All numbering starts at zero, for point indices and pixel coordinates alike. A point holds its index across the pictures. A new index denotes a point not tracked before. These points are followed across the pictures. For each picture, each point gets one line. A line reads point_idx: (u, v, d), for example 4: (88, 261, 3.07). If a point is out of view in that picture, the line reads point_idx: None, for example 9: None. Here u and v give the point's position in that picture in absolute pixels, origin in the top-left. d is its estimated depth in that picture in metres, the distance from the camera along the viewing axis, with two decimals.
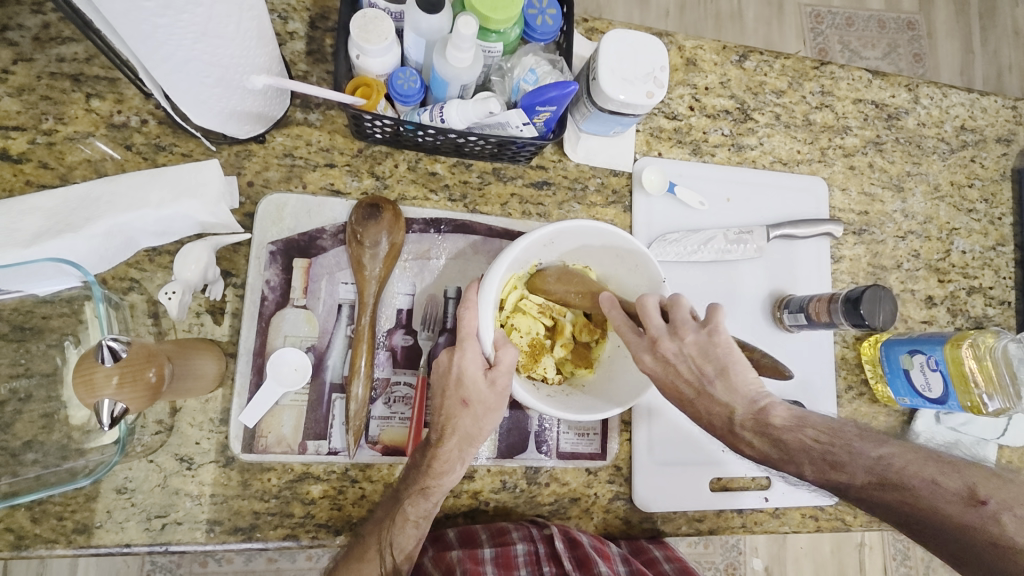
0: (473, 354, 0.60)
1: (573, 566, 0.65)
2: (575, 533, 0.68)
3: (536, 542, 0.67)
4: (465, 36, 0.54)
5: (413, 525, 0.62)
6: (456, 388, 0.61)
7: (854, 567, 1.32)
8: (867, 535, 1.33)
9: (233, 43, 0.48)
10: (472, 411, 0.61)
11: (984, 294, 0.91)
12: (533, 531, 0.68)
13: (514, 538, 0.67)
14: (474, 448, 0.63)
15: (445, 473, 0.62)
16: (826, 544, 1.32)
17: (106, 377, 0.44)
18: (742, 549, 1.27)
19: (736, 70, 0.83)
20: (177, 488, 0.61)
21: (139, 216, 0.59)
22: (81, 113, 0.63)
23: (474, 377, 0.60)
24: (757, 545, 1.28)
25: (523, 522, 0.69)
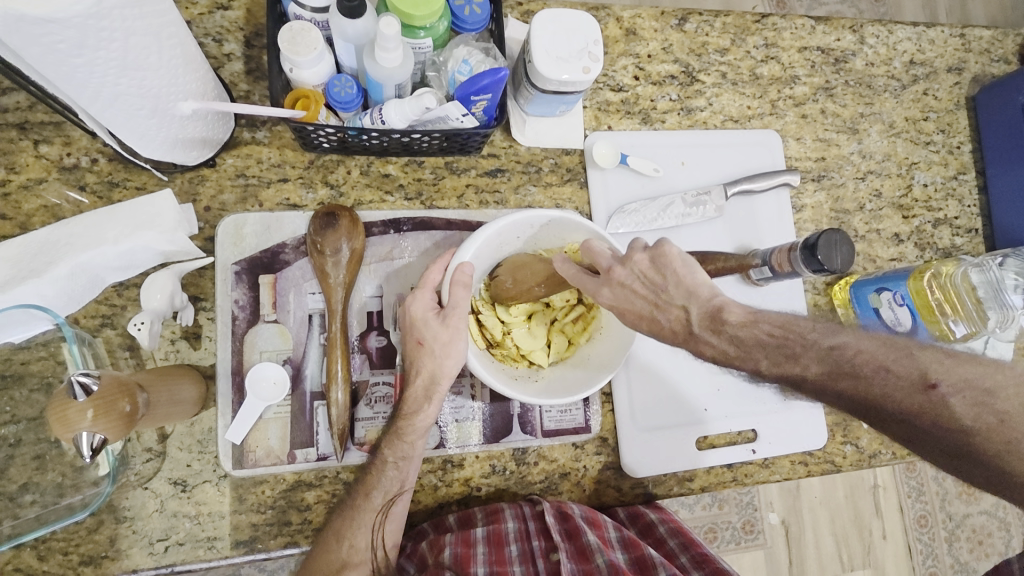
0: (422, 299, 0.63)
1: (562, 538, 0.67)
2: (567, 505, 0.70)
3: (527, 520, 0.69)
4: (389, 37, 0.55)
5: (393, 467, 0.64)
6: (411, 329, 0.64)
7: (870, 509, 1.31)
8: (880, 476, 1.32)
9: (158, 73, 0.49)
10: (429, 348, 0.63)
11: (951, 224, 0.92)
12: (525, 509, 0.69)
13: (506, 516, 0.69)
14: (441, 385, 0.64)
15: (414, 412, 0.64)
16: (839, 490, 1.31)
17: (80, 412, 0.46)
18: (758, 505, 1.27)
19: (677, 34, 0.83)
20: (174, 511, 0.63)
21: (100, 253, 0.60)
22: (31, 160, 0.64)
23: (426, 318, 0.63)
24: (772, 499, 1.28)
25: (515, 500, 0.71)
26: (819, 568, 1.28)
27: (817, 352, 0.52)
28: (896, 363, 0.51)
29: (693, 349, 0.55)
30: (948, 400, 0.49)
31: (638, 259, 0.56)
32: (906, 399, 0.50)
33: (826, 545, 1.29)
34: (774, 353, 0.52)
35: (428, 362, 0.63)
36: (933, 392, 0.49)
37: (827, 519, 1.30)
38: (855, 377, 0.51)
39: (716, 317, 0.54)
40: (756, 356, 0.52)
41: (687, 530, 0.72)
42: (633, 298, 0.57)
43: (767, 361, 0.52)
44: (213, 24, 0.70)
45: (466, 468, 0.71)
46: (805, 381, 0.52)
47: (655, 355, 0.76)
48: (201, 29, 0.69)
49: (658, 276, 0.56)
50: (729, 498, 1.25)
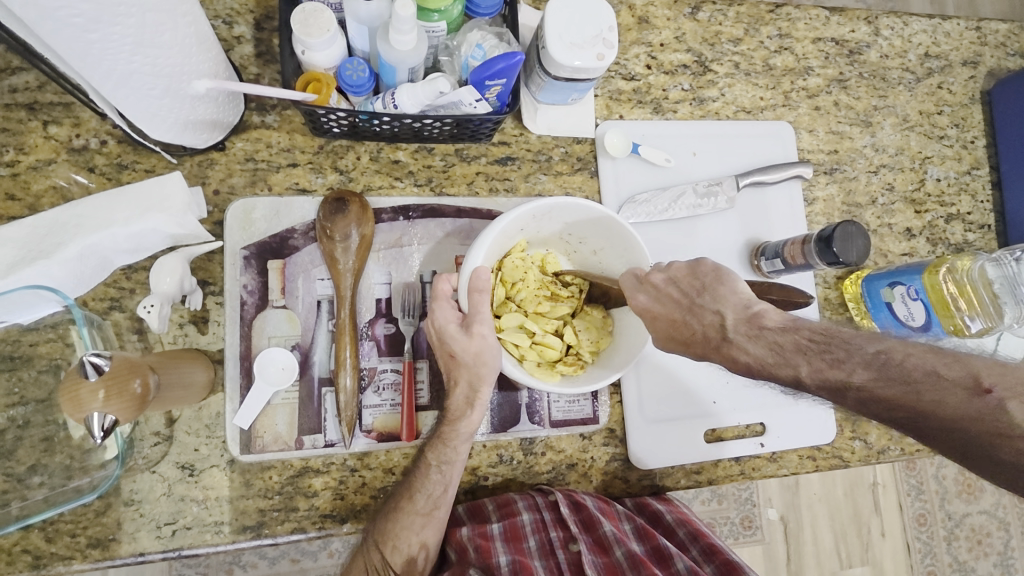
0: (445, 309, 0.62)
1: (579, 530, 0.67)
2: (580, 496, 0.69)
3: (541, 510, 0.68)
4: (403, 18, 0.55)
5: (438, 471, 0.64)
6: (441, 344, 0.63)
7: (870, 507, 1.31)
8: (880, 475, 1.32)
9: (173, 49, 0.49)
10: (463, 359, 0.63)
11: (963, 220, 0.91)
12: (538, 500, 0.69)
13: (519, 508, 0.68)
14: (481, 391, 0.64)
15: (458, 418, 0.64)
16: (839, 487, 1.31)
17: (92, 393, 0.45)
18: (756, 501, 1.26)
19: (690, 23, 0.83)
20: (182, 495, 0.63)
21: (109, 235, 0.60)
22: (40, 141, 0.64)
23: (450, 330, 0.62)
24: (771, 495, 1.27)
25: (527, 491, 0.71)
26: (816, 566, 1.28)
27: (864, 357, 0.48)
28: (947, 367, 0.46)
29: (727, 354, 0.54)
30: (1008, 407, 0.44)
31: (676, 269, 0.59)
32: (963, 408, 0.45)
33: (825, 541, 1.29)
34: (817, 360, 0.49)
35: (465, 373, 0.63)
36: (990, 397, 0.44)
37: (826, 516, 1.30)
38: (907, 384, 0.47)
39: (755, 321, 0.53)
40: (797, 361, 0.50)
41: (693, 519, 0.72)
42: (665, 300, 0.58)
43: (807, 366, 0.49)
44: (224, 6, 0.69)
45: (473, 457, 0.71)
46: (851, 389, 0.48)
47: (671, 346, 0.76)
48: (212, 11, 0.69)
49: (698, 283, 0.58)
50: (730, 493, 1.26)
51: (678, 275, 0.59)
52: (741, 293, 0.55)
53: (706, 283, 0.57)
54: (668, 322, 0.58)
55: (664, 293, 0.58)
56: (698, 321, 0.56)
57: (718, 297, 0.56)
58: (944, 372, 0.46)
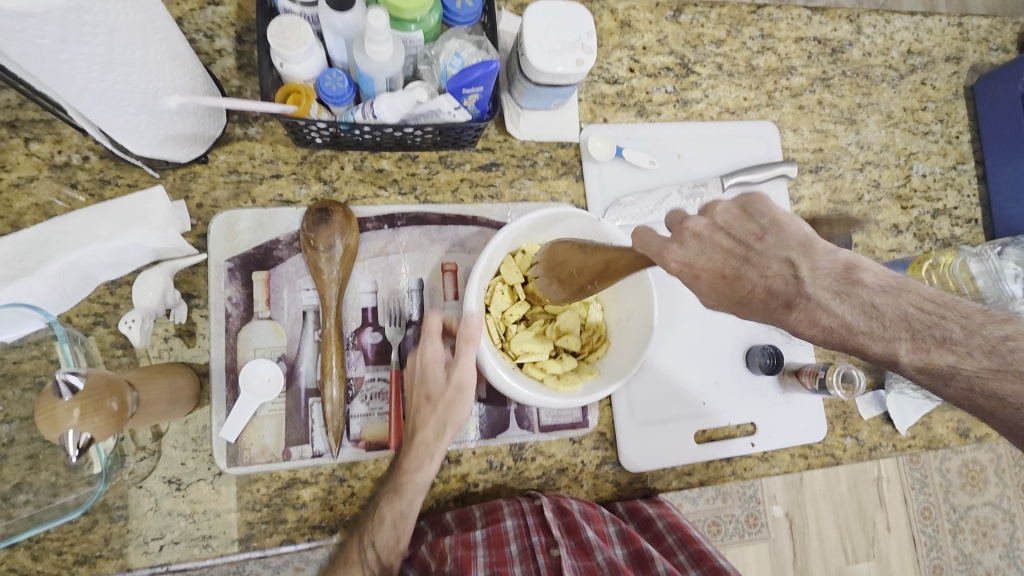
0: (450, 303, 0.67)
1: (562, 533, 0.66)
2: (566, 501, 0.69)
3: (526, 515, 0.68)
4: (379, 30, 0.55)
5: (424, 464, 0.63)
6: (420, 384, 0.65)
7: (874, 502, 1.26)
8: (884, 470, 1.27)
9: (146, 68, 0.49)
10: (435, 403, 0.64)
11: (950, 214, 0.91)
12: (524, 505, 0.69)
13: (505, 513, 0.68)
14: (445, 441, 0.63)
15: (416, 466, 0.63)
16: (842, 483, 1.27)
17: (68, 411, 0.45)
18: (761, 499, 1.22)
19: (672, 26, 0.83)
20: (169, 509, 0.62)
21: (91, 251, 0.59)
22: (22, 159, 0.64)
23: (432, 369, 0.65)
24: (775, 492, 1.24)
25: (513, 497, 0.71)
26: (821, 564, 1.26)
27: (984, 342, 0.40)
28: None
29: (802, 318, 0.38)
30: None
31: (723, 210, 0.42)
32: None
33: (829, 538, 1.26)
34: (925, 334, 0.39)
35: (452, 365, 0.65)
36: None
37: (830, 511, 1.26)
38: (1022, 377, 0.40)
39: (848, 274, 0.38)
40: (901, 335, 0.38)
41: (684, 525, 0.71)
42: (711, 253, 0.40)
43: (911, 345, 0.38)
44: (205, 20, 0.69)
45: (463, 464, 0.71)
46: (958, 377, 0.40)
47: (660, 348, 0.76)
48: (193, 25, 0.69)
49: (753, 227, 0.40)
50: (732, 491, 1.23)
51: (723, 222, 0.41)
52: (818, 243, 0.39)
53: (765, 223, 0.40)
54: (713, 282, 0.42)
55: (710, 243, 0.41)
56: (756, 276, 0.39)
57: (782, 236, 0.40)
58: None
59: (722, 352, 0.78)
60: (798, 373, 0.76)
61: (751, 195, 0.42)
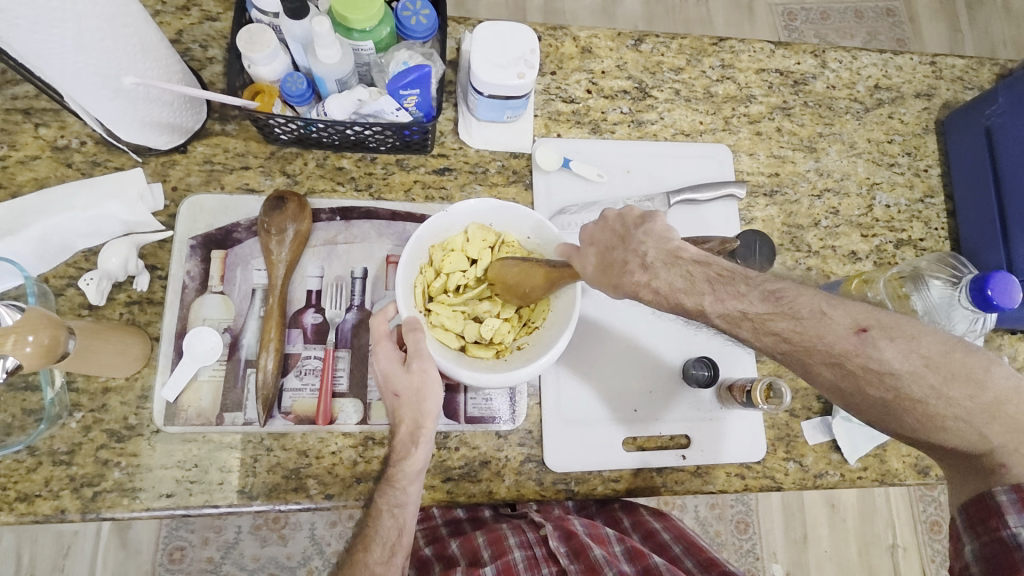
0: (383, 357, 0.66)
1: (570, 559, 0.73)
2: (569, 523, 0.76)
3: (533, 546, 0.75)
4: (323, 34, 0.62)
5: (389, 514, 0.66)
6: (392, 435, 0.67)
7: (887, 570, 1.40)
8: (899, 537, 1.42)
9: (115, 55, 0.58)
10: (397, 454, 0.66)
11: (915, 245, 0.90)
12: (530, 537, 0.76)
13: (511, 544, 0.75)
14: (400, 494, 0.65)
15: (374, 521, 0.66)
16: (851, 548, 1.41)
17: (3, 337, 0.51)
18: (759, 555, 1.38)
19: (632, 53, 0.88)
20: (105, 460, 0.67)
21: (68, 218, 0.67)
22: (29, 140, 0.73)
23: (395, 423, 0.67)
24: (775, 550, 1.39)
25: (517, 525, 0.78)
26: None
27: (758, 289, 0.54)
28: (831, 308, 0.54)
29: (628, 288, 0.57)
30: (879, 344, 0.53)
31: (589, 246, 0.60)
32: (837, 344, 0.53)
33: None
34: (717, 291, 0.54)
35: (409, 416, 0.65)
36: (863, 335, 0.53)
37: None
38: (793, 318, 0.53)
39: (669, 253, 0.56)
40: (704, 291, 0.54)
41: (689, 534, 0.81)
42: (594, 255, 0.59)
43: (711, 298, 0.54)
44: (201, 32, 0.79)
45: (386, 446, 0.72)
46: (745, 320, 0.54)
47: (593, 353, 0.78)
48: (190, 37, 0.79)
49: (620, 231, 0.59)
50: (728, 544, 1.38)
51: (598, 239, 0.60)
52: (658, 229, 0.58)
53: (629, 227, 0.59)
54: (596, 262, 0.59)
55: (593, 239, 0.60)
56: (624, 251, 0.58)
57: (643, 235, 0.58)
58: (829, 313, 0.54)
59: (659, 362, 0.79)
60: (731, 388, 0.77)
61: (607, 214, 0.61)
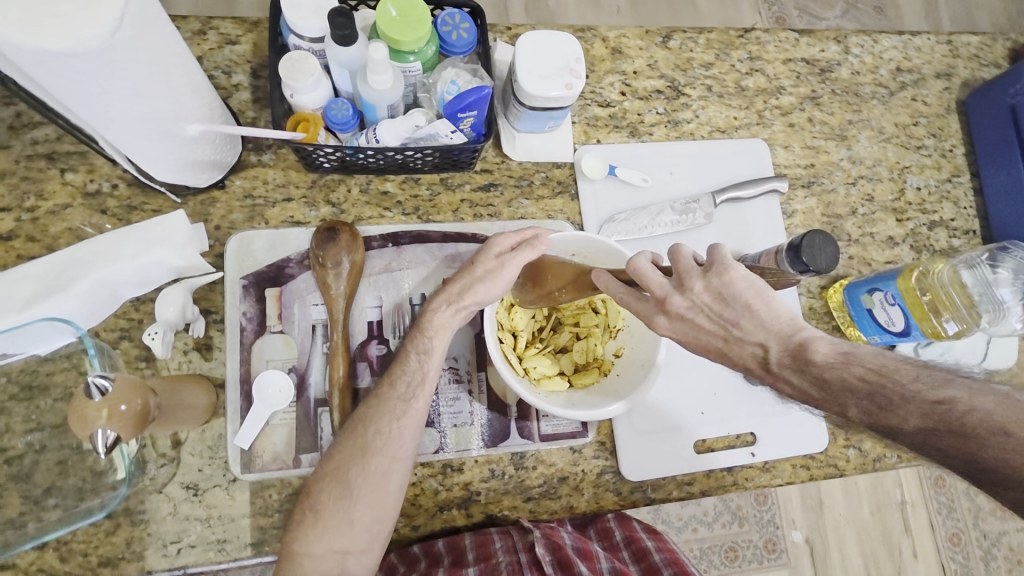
0: (421, 413, 0.66)
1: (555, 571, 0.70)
2: (557, 535, 0.73)
3: (519, 552, 0.71)
4: (378, 61, 0.60)
5: (334, 502, 0.63)
6: (364, 424, 0.65)
7: (900, 527, 1.43)
8: (907, 493, 1.45)
9: (169, 96, 0.54)
10: (370, 445, 0.63)
11: (947, 226, 0.93)
12: (516, 541, 0.72)
13: (496, 549, 0.71)
14: (350, 486, 0.63)
15: (315, 516, 0.62)
16: (865, 509, 1.43)
17: (97, 411, 0.50)
18: (779, 523, 1.39)
19: (662, 51, 0.87)
20: (186, 514, 0.66)
21: (117, 269, 0.64)
22: (58, 188, 0.69)
23: (374, 413, 0.65)
24: (794, 517, 1.40)
25: (504, 529, 0.73)
26: None
27: (919, 406, 0.54)
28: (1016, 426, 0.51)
29: (771, 384, 0.59)
30: None
31: (697, 289, 0.59)
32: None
33: (854, 563, 1.40)
34: (868, 404, 0.55)
35: (394, 408, 0.65)
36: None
37: (853, 537, 1.42)
38: (965, 436, 0.52)
39: (801, 357, 0.57)
40: (847, 402, 0.55)
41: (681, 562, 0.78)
42: (696, 330, 0.60)
43: (856, 410, 0.55)
44: (223, 58, 0.73)
45: (465, 472, 0.73)
46: (902, 434, 0.54)
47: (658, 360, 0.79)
48: (211, 63, 0.73)
49: (723, 306, 0.59)
50: (750, 517, 1.38)
51: (702, 302, 0.59)
52: (770, 312, 0.58)
53: (737, 306, 0.59)
54: (696, 348, 0.61)
55: (693, 322, 0.60)
56: (728, 350, 0.60)
57: (752, 320, 0.58)
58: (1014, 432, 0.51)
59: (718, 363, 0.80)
60: None
61: (720, 275, 0.59)
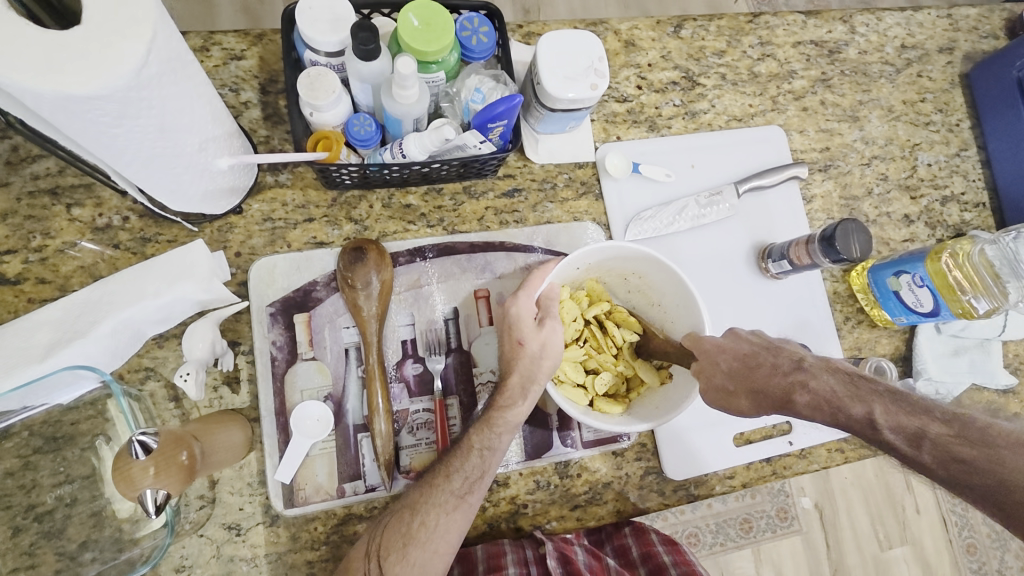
0: (461, 523, 0.62)
1: None
2: (570, 549, 0.69)
3: (529, 565, 0.68)
4: (406, 75, 0.57)
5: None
6: (409, 511, 0.62)
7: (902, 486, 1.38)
8: None
9: (193, 130, 0.51)
10: (412, 533, 0.61)
11: (958, 200, 0.94)
12: (528, 553, 0.69)
13: (508, 561, 0.68)
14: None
15: None
16: (869, 469, 1.37)
17: (143, 470, 0.48)
18: (789, 492, 1.32)
19: (674, 41, 0.85)
20: (231, 556, 0.64)
21: (140, 308, 0.61)
22: (65, 224, 0.65)
23: (423, 501, 0.62)
24: (803, 484, 1.33)
25: (518, 541, 0.70)
26: (856, 550, 1.35)
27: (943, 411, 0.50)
28: None
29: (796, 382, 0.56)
30: None
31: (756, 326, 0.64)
32: None
33: (862, 525, 1.36)
34: (894, 403, 0.52)
35: (441, 498, 0.62)
36: None
37: (860, 499, 1.37)
38: (988, 444, 0.48)
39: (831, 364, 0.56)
40: (872, 402, 0.52)
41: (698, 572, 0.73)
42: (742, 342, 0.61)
43: (882, 408, 0.51)
44: (229, 75, 0.71)
45: (511, 486, 0.72)
46: (927, 439, 0.49)
47: None
48: (217, 80, 0.71)
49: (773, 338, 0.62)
50: (762, 488, 1.30)
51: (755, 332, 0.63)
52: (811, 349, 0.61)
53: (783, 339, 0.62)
54: (737, 358, 0.60)
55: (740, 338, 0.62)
56: (769, 357, 0.59)
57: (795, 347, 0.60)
58: None
59: None
60: None
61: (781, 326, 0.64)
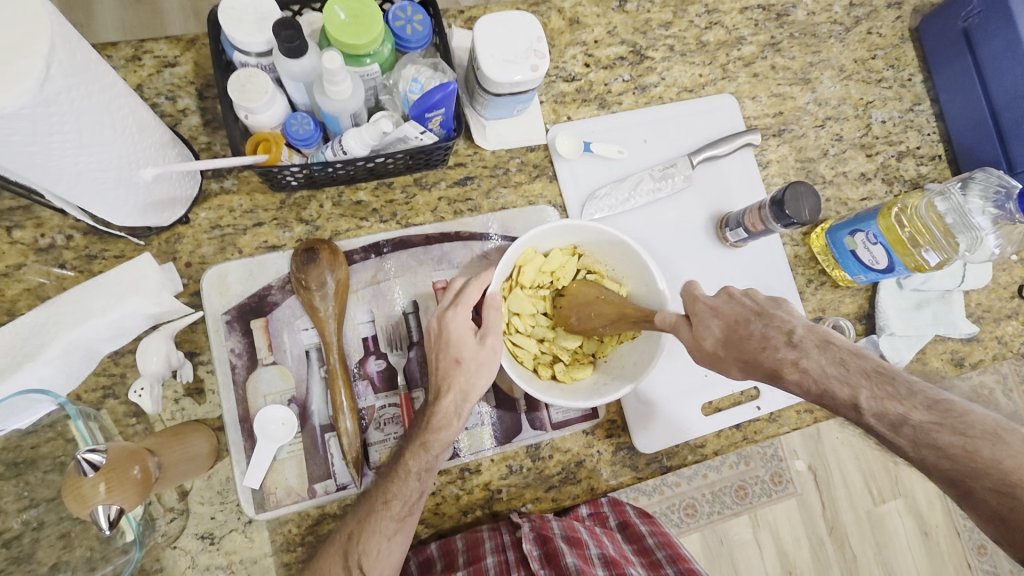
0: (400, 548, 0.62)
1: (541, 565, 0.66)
2: (546, 527, 0.69)
3: (507, 550, 0.68)
4: (334, 70, 0.56)
5: None
6: (349, 540, 0.61)
7: None
8: None
9: (118, 142, 0.50)
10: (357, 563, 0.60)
11: (914, 154, 0.94)
12: (505, 538, 0.69)
13: (486, 549, 0.69)
14: None
15: None
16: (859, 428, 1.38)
17: (94, 487, 0.47)
18: (782, 456, 1.35)
19: (619, 16, 0.84)
20: (207, 564, 0.64)
21: (91, 327, 0.61)
22: (7, 247, 0.64)
23: (364, 529, 0.61)
24: (795, 447, 1.36)
25: (495, 526, 0.71)
26: (849, 505, 1.37)
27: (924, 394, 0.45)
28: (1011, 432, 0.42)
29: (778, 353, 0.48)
30: None
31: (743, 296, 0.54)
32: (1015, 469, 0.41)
33: (854, 481, 1.38)
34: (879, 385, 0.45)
35: (382, 524, 0.62)
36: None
37: (852, 458, 1.38)
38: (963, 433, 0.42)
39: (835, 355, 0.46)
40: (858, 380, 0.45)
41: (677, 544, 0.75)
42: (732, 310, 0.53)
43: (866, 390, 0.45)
44: (163, 83, 0.70)
45: (484, 473, 0.72)
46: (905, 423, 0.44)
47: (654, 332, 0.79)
48: (153, 89, 0.70)
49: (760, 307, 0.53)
50: (755, 454, 1.33)
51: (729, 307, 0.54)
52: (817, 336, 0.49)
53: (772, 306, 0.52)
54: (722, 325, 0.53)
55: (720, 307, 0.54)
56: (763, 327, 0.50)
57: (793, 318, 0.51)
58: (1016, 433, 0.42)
59: None
60: None
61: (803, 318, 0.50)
